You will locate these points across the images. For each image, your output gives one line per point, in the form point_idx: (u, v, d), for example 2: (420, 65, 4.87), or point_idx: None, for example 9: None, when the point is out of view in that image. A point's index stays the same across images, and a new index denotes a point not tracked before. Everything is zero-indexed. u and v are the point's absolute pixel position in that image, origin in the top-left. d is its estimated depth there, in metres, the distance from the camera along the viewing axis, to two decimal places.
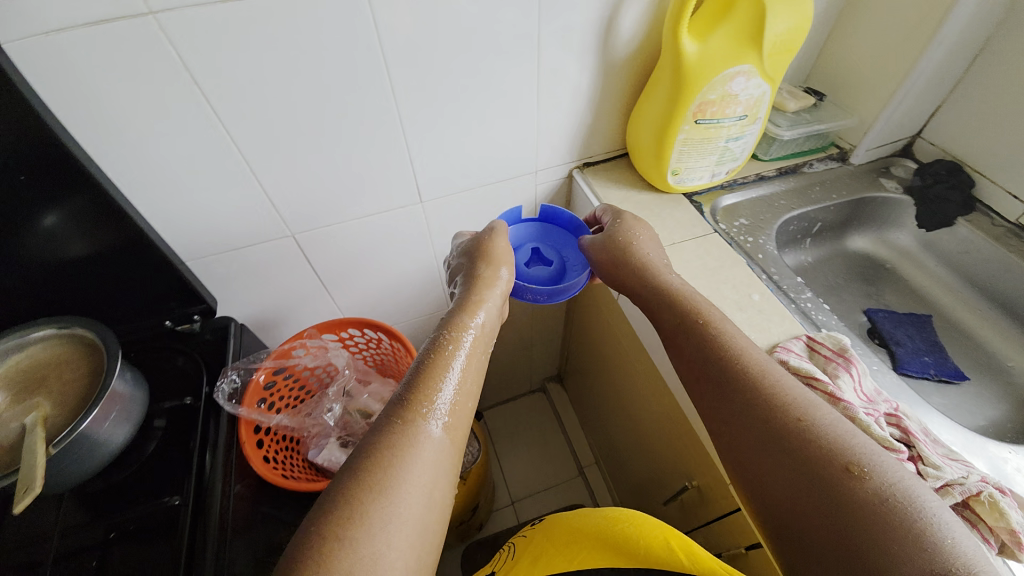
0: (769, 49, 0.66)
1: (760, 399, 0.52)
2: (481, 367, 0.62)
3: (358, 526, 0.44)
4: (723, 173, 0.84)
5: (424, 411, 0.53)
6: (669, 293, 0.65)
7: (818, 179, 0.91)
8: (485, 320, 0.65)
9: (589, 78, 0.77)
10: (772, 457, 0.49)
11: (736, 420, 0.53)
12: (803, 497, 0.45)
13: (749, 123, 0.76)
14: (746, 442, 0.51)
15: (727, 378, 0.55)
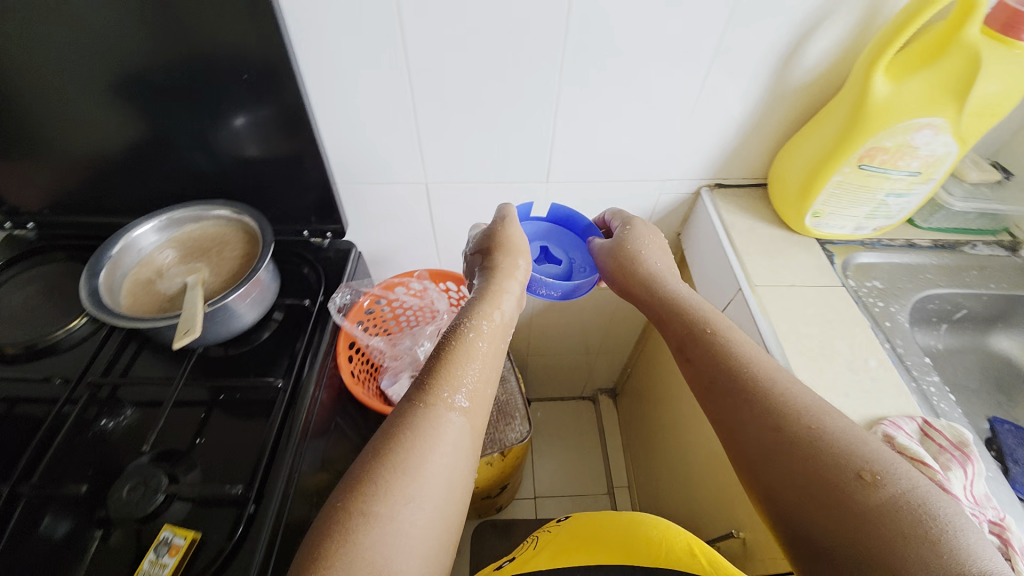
0: (975, 108, 0.62)
1: (767, 403, 0.49)
2: (499, 345, 0.61)
3: (382, 501, 0.45)
4: (868, 228, 0.79)
5: (441, 396, 0.53)
6: (689, 331, 0.58)
7: (977, 263, 0.82)
8: (506, 310, 0.63)
9: (754, 99, 0.74)
10: (779, 465, 0.45)
11: (743, 434, 0.49)
12: (813, 504, 0.42)
13: (916, 182, 0.71)
14: (753, 455, 0.48)
15: (730, 389, 0.52)
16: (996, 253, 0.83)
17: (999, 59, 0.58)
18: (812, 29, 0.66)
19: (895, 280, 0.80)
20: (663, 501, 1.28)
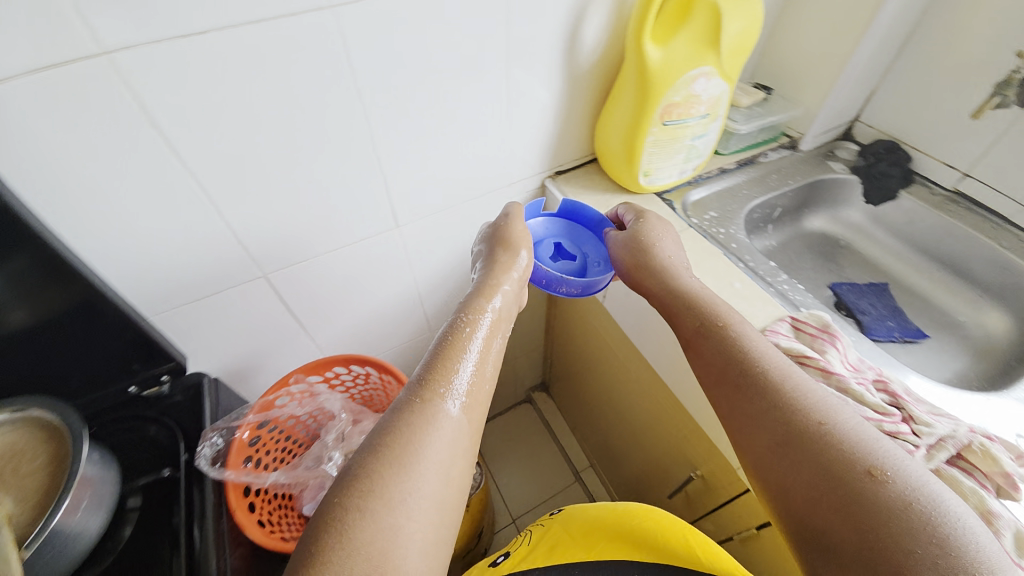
0: (729, 50, 0.69)
1: (782, 403, 0.52)
2: (496, 351, 0.59)
3: (379, 498, 0.44)
4: (690, 170, 0.87)
5: (439, 391, 0.52)
6: (704, 326, 0.61)
7: (774, 167, 0.97)
8: (502, 305, 0.63)
9: (557, 88, 0.77)
10: (788, 454, 0.49)
11: (756, 420, 0.53)
12: (818, 492, 0.46)
13: (710, 122, 0.79)
14: (767, 441, 0.52)
15: (747, 385, 0.55)
16: (783, 155, 0.98)
17: (731, 5, 0.65)
18: (581, 14, 0.69)
19: (723, 206, 0.90)
20: (625, 466, 1.32)
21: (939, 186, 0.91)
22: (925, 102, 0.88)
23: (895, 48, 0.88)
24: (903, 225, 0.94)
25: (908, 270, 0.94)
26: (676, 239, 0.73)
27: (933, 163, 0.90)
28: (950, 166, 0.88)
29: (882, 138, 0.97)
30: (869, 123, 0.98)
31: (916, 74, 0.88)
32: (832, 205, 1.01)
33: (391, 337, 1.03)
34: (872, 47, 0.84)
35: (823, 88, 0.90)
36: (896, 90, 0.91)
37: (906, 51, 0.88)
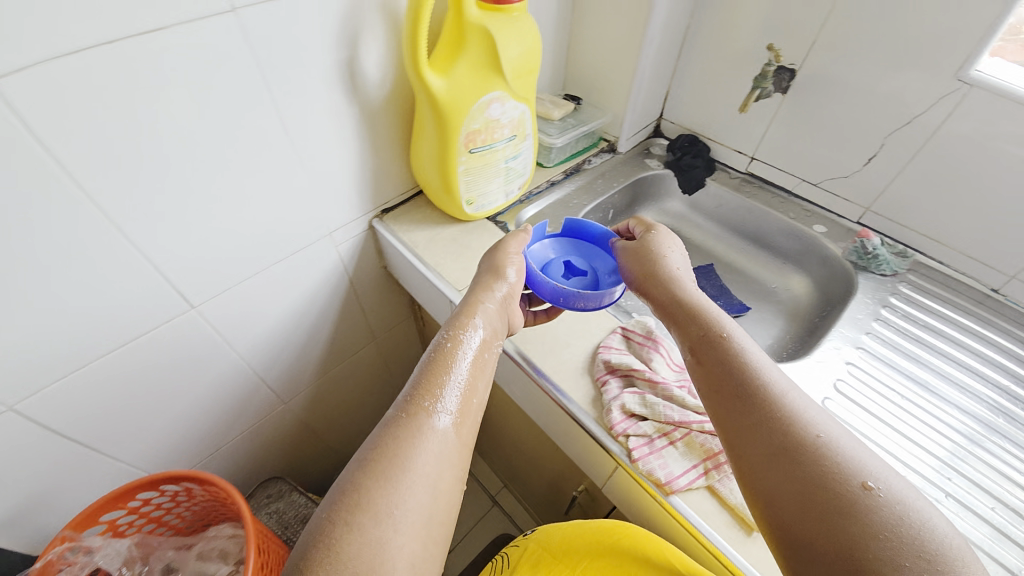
0: (514, 72, 0.68)
1: (780, 411, 0.48)
2: (489, 368, 0.57)
3: (366, 511, 0.43)
4: (517, 189, 0.85)
5: (424, 406, 0.50)
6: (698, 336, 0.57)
7: (598, 172, 1.00)
8: (486, 326, 0.59)
9: (352, 126, 0.70)
10: (777, 461, 0.46)
11: (748, 425, 0.49)
12: (802, 505, 0.43)
13: (520, 141, 0.78)
14: (755, 445, 0.47)
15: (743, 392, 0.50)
16: (604, 159, 1.02)
17: (501, 28, 0.64)
18: (353, 46, 0.63)
19: (555, 218, 0.91)
20: (531, 484, 1.31)
21: (736, 170, 1.01)
22: (709, 98, 0.97)
23: (675, 51, 0.95)
24: (716, 209, 1.03)
25: (727, 248, 1.03)
26: (682, 252, 0.67)
27: (727, 151, 1.00)
28: (740, 152, 0.98)
29: (685, 132, 1.05)
30: (672, 120, 1.06)
31: (697, 73, 0.96)
32: (656, 199, 1.08)
33: (230, 425, 0.88)
34: (654, 54, 0.89)
35: (623, 94, 0.94)
36: (686, 88, 0.99)
37: (686, 53, 0.95)
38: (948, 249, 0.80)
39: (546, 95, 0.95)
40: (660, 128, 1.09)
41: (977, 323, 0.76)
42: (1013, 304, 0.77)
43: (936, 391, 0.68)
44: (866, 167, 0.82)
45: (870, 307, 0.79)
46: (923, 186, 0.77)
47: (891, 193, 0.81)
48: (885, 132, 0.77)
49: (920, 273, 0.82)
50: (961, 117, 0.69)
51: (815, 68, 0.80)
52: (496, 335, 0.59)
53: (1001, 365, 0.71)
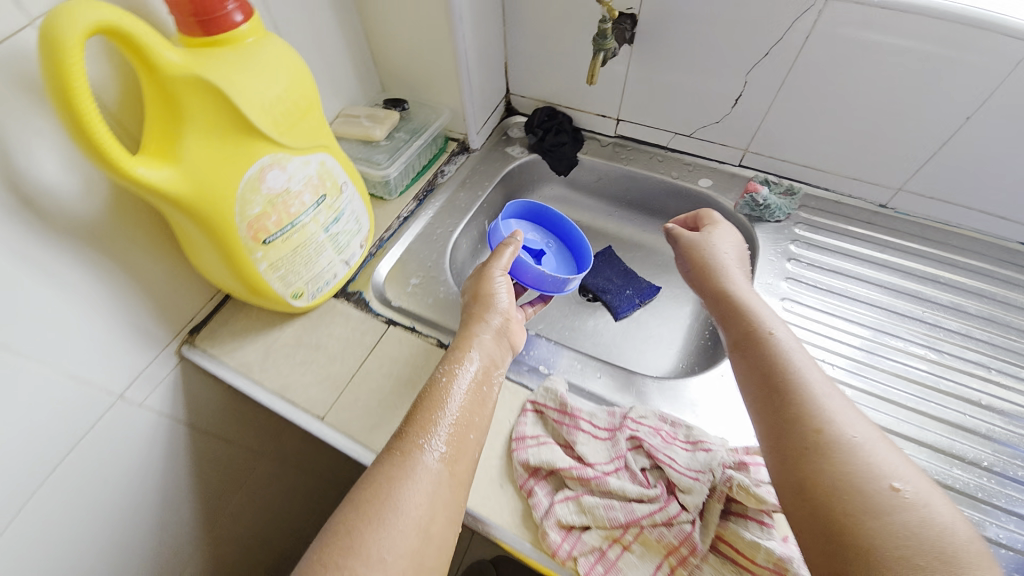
0: (279, 120, 0.48)
1: (814, 407, 0.43)
2: (489, 400, 0.52)
3: (357, 556, 0.38)
4: (362, 245, 0.67)
5: (420, 441, 0.45)
6: (748, 328, 0.52)
7: (457, 183, 0.83)
8: (481, 355, 0.55)
9: (67, 260, 0.47)
10: (800, 453, 0.41)
11: (778, 413, 0.44)
12: (823, 504, 0.38)
13: (335, 198, 0.58)
14: (779, 430, 0.44)
15: (778, 385, 0.46)
16: (460, 163, 0.85)
17: (226, 68, 0.43)
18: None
19: (421, 262, 0.73)
20: None
21: (605, 135, 0.89)
22: (553, 62, 0.82)
23: (498, 16, 0.78)
24: (597, 184, 0.91)
25: (620, 223, 0.92)
26: (733, 255, 0.63)
27: (590, 116, 0.87)
28: (603, 116, 0.86)
29: (539, 104, 0.90)
30: (522, 94, 0.90)
31: (532, 35, 0.80)
32: (531, 188, 0.93)
33: None
34: (472, 29, 0.71)
35: (452, 86, 0.76)
36: (525, 56, 0.83)
37: (511, 14, 0.78)
38: (833, 175, 0.75)
39: (359, 109, 0.74)
40: (512, 105, 0.93)
41: (876, 247, 0.72)
42: (901, 216, 0.74)
43: (863, 344, 0.63)
44: (735, 109, 0.73)
45: (778, 265, 0.72)
46: (796, 118, 0.70)
47: (766, 130, 0.74)
48: (747, 69, 0.68)
49: (811, 206, 0.77)
50: (819, 39, 0.61)
51: (656, 9, 0.67)
52: (496, 362, 0.55)
53: (909, 290, 0.68)
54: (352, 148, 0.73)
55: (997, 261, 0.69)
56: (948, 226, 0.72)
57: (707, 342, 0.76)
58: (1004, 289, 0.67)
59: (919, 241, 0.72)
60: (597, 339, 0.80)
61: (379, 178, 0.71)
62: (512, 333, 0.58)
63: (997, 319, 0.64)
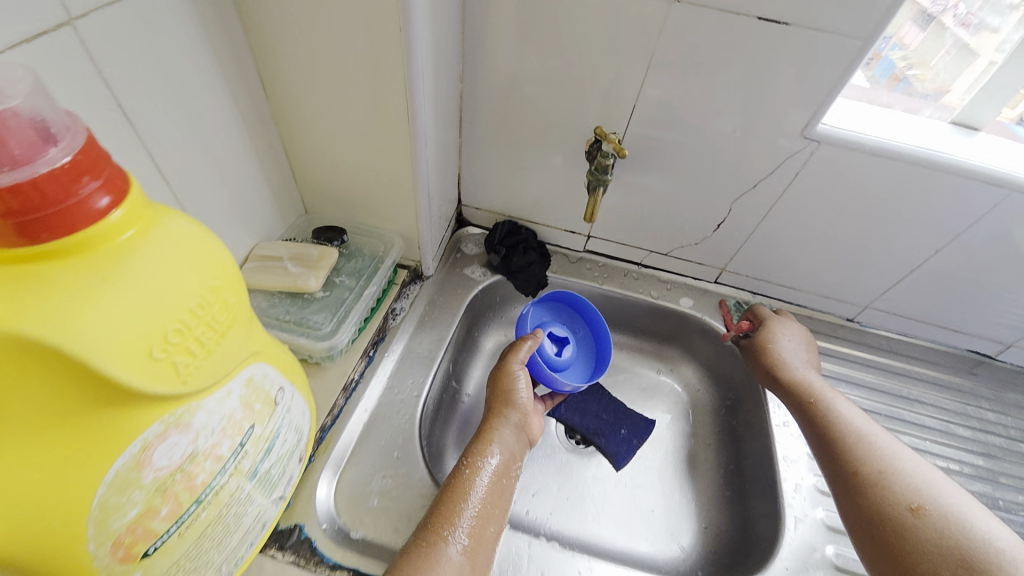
0: (177, 362, 0.28)
1: (862, 444, 0.50)
2: (506, 499, 0.51)
3: None
4: (302, 455, 0.46)
5: (445, 530, 0.45)
6: (776, 369, 0.62)
7: (412, 323, 0.66)
8: (500, 455, 0.54)
9: None
10: (859, 491, 0.47)
11: (835, 453, 0.51)
12: (887, 531, 0.44)
13: (266, 424, 0.38)
14: (841, 470, 0.50)
15: (828, 423, 0.54)
16: (414, 295, 0.68)
17: (64, 307, 0.23)
18: None
19: (383, 456, 0.54)
20: None
21: (572, 250, 0.80)
22: (517, 177, 0.72)
23: (455, 128, 0.66)
24: None
25: None
26: (796, 337, 0.66)
27: (557, 232, 0.78)
28: (572, 231, 0.77)
29: (497, 218, 0.79)
30: (476, 207, 0.78)
31: (493, 148, 0.69)
32: (494, 311, 0.78)
33: None
34: (434, 149, 0.57)
35: (407, 212, 0.60)
36: (482, 168, 0.72)
37: (468, 126, 0.67)
38: (806, 293, 0.75)
39: (277, 248, 0.56)
40: (463, 216, 0.80)
41: (860, 366, 0.72)
42: (867, 328, 0.76)
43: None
44: (716, 232, 0.70)
45: None
46: (776, 243, 0.69)
47: (746, 252, 0.72)
48: (732, 197, 0.65)
49: None
50: (806, 176, 0.60)
51: (641, 135, 0.62)
52: (514, 454, 0.56)
53: (903, 413, 0.68)
54: (278, 305, 0.53)
55: (956, 371, 0.73)
56: (908, 337, 0.76)
57: (724, 489, 0.66)
58: (972, 401, 0.70)
59: (890, 354, 0.74)
60: (602, 502, 0.66)
61: (324, 352, 0.52)
62: (531, 427, 0.59)
63: (981, 437, 0.67)
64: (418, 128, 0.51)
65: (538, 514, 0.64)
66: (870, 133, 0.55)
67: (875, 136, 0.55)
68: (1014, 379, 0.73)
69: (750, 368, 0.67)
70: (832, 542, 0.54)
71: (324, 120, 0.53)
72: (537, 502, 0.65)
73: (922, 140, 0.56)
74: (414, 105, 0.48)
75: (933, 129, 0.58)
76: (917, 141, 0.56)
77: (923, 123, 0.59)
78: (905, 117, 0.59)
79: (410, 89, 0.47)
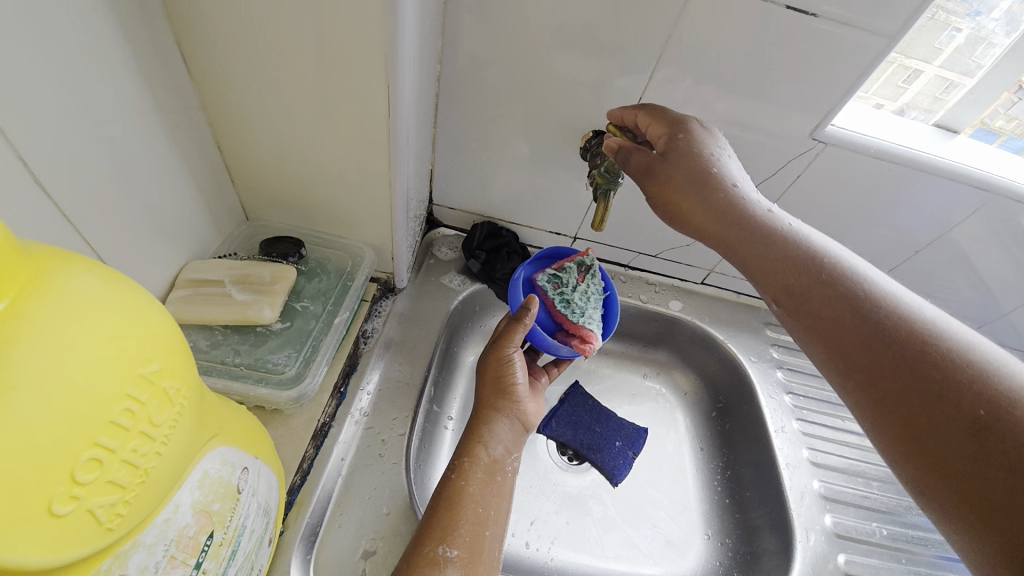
0: (95, 506, 0.18)
1: (881, 306, 0.37)
2: (504, 497, 0.44)
3: None
4: (272, 535, 0.36)
5: (436, 548, 0.39)
6: (717, 189, 0.42)
7: (387, 347, 0.56)
8: (494, 452, 0.47)
9: None
10: (896, 382, 0.34)
11: (846, 323, 0.37)
12: (961, 438, 0.31)
13: (230, 523, 0.28)
14: (862, 348, 0.36)
15: (825, 285, 0.39)
16: (387, 313, 0.58)
17: None
18: None
19: (371, 514, 0.45)
20: None
21: None
22: (498, 174, 0.64)
23: (431, 117, 0.57)
24: None
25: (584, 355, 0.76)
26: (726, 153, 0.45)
27: (541, 233, 0.70)
28: (558, 234, 0.70)
29: (473, 218, 0.70)
30: (449, 206, 0.69)
31: (472, 140, 0.60)
32: (474, 322, 0.69)
33: None
34: (413, 143, 0.48)
35: (380, 218, 0.51)
36: (459, 163, 0.63)
37: (445, 115, 0.58)
38: None
39: (213, 268, 0.44)
40: (434, 216, 0.71)
41: None
42: None
43: (886, 485, 0.63)
44: None
45: (783, 403, 0.67)
46: None
47: None
48: None
49: (775, 323, 0.75)
50: (807, 179, 0.57)
51: None
52: (511, 449, 0.48)
53: None
54: (224, 345, 0.44)
55: None
56: None
57: (725, 499, 0.64)
58: None
59: None
60: (606, 526, 0.60)
61: (291, 401, 0.44)
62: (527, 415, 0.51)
63: None
64: (400, 119, 0.41)
65: (541, 547, 0.57)
66: (875, 136, 0.53)
67: (879, 138, 0.53)
68: None
69: (674, 226, 0.46)
70: (842, 551, 0.56)
71: (276, 106, 0.42)
72: (537, 531, 0.58)
73: (920, 143, 0.54)
74: (397, 90, 0.39)
75: (921, 132, 0.56)
76: (916, 144, 0.54)
77: (909, 125, 0.56)
78: (895, 119, 0.56)
79: (394, 70, 0.37)
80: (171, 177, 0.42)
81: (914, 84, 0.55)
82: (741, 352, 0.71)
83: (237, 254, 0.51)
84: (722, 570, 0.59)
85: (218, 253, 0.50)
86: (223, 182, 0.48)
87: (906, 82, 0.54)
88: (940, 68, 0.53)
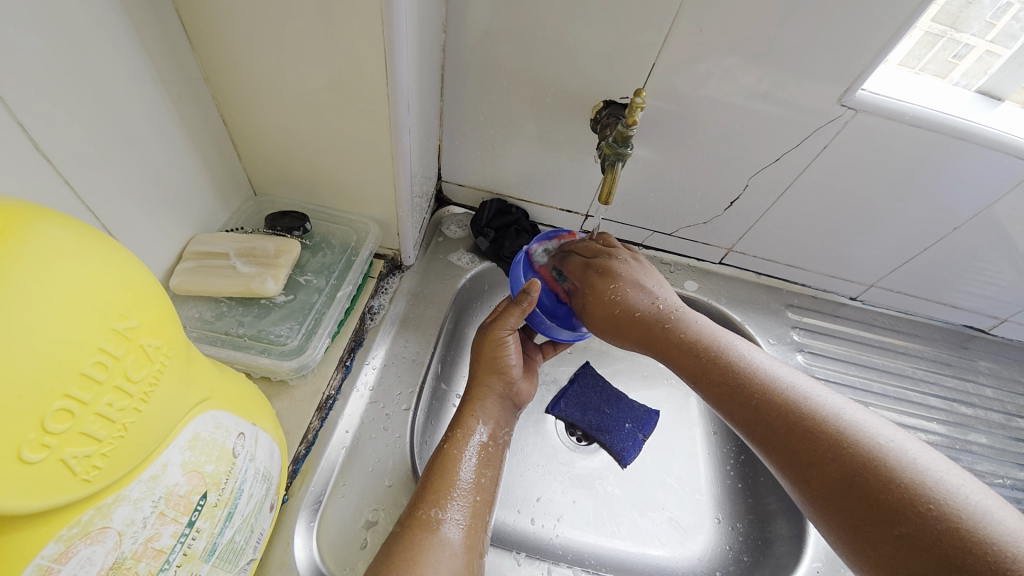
0: (68, 457, 0.18)
1: (766, 386, 0.41)
2: (496, 470, 0.47)
3: None
4: (274, 500, 0.36)
5: (435, 511, 0.41)
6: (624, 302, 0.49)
7: (393, 323, 0.56)
8: (485, 429, 0.48)
9: None
10: (810, 460, 0.36)
11: (741, 404, 0.41)
12: (892, 527, 0.31)
13: (225, 486, 0.28)
14: (762, 427, 0.39)
15: (717, 368, 0.43)
16: (394, 290, 0.58)
17: None
18: None
19: (373, 485, 0.46)
20: None
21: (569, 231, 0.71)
22: (506, 149, 0.62)
23: (437, 89, 0.55)
24: None
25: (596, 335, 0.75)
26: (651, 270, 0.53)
27: (552, 211, 0.69)
28: (569, 211, 0.68)
29: (482, 195, 0.69)
30: (458, 183, 0.68)
31: (480, 114, 0.59)
32: (483, 301, 0.69)
33: None
34: (416, 114, 0.47)
35: (384, 192, 0.50)
36: (467, 138, 0.62)
37: (451, 87, 0.56)
38: (813, 272, 0.71)
39: (220, 242, 0.45)
40: (443, 193, 0.70)
41: (868, 348, 0.71)
42: (867, 306, 0.74)
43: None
44: (728, 210, 0.64)
45: None
46: (790, 222, 0.64)
47: (757, 231, 0.66)
48: (749, 173, 0.58)
49: (797, 306, 0.72)
50: (835, 150, 0.54)
51: (655, 100, 0.53)
52: (502, 423, 0.50)
53: (910, 394, 0.68)
54: (229, 316, 0.44)
55: (952, 348, 0.73)
56: (908, 315, 0.74)
57: (737, 484, 0.63)
58: (970, 377, 0.71)
59: (893, 333, 0.72)
60: (613, 506, 0.60)
61: (292, 371, 0.44)
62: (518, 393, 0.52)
63: (982, 414, 0.68)
64: (400, 87, 0.40)
65: (545, 524, 0.57)
66: (909, 101, 0.49)
67: (914, 104, 0.49)
68: (1005, 352, 0.74)
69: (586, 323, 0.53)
70: None
71: (275, 75, 0.41)
72: (543, 508, 0.58)
73: (961, 110, 0.50)
74: (395, 57, 0.37)
75: (962, 98, 0.51)
76: (956, 111, 0.50)
77: (949, 91, 0.52)
78: (934, 84, 0.52)
79: (390, 35, 0.36)
80: (175, 150, 0.42)
81: (966, 58, 0.51)
82: (758, 334, 0.68)
83: (244, 228, 0.51)
84: (732, 554, 0.58)
85: (226, 227, 0.50)
86: (229, 156, 0.48)
87: (956, 57, 0.51)
88: (994, 41, 0.49)
